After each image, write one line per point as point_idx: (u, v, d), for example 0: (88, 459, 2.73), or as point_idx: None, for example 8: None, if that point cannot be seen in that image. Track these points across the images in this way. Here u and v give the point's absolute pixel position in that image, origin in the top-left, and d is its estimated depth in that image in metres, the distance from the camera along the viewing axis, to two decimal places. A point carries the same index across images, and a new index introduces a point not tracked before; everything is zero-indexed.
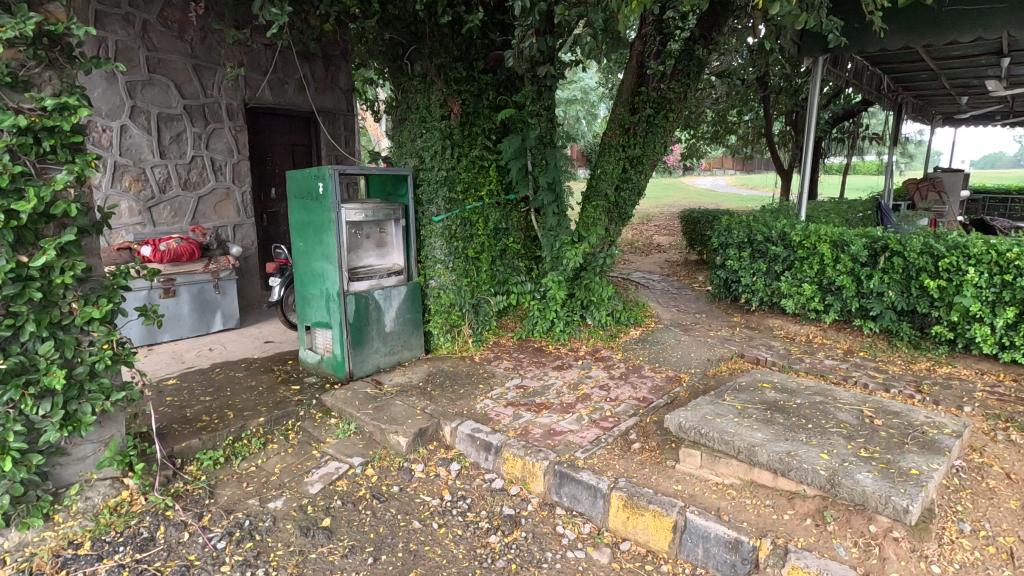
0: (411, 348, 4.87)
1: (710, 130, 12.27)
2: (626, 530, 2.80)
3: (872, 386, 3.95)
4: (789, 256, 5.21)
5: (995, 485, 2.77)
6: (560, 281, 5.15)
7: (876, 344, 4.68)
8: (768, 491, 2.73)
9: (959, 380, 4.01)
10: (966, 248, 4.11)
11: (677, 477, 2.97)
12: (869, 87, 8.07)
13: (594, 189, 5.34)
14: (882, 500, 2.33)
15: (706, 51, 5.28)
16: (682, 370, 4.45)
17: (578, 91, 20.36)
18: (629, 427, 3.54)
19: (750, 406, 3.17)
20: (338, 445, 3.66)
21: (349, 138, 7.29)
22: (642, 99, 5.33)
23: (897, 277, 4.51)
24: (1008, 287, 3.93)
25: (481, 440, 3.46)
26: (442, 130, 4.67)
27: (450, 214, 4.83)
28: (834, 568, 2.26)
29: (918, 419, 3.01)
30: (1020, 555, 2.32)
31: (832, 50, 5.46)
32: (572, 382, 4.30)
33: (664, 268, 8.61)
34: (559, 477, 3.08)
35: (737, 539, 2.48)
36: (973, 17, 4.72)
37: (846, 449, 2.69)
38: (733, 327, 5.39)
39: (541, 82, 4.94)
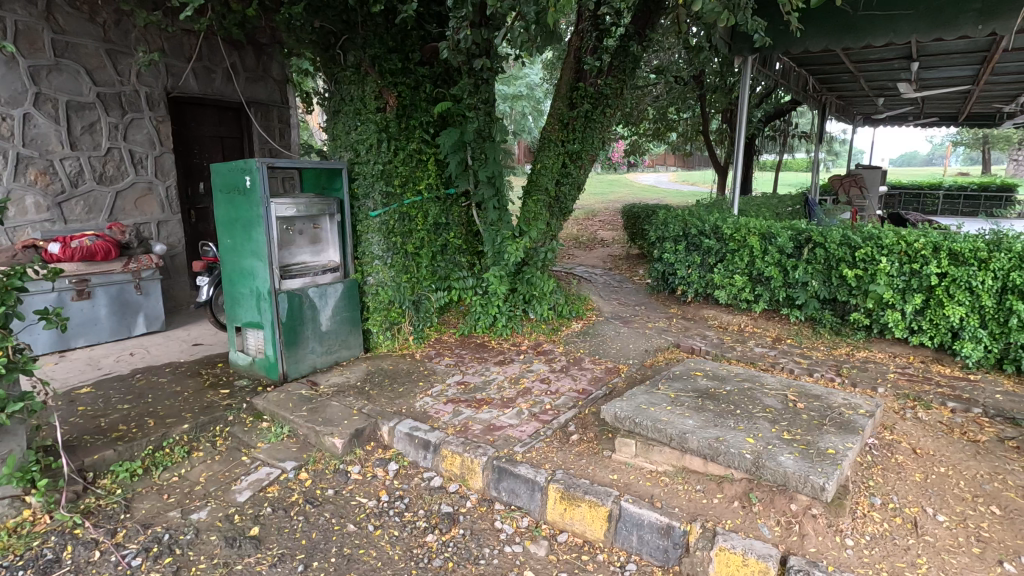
0: (350, 347, 4.74)
1: (651, 128, 12.56)
2: (563, 521, 2.82)
3: (798, 370, 4.16)
4: (721, 249, 5.40)
5: (903, 460, 2.95)
6: (501, 275, 5.13)
7: (802, 331, 4.92)
8: (699, 476, 2.81)
9: (874, 362, 4.28)
10: (879, 239, 4.39)
11: (612, 466, 3.02)
12: (796, 87, 8.46)
13: (535, 183, 5.35)
14: (801, 479, 2.43)
15: (641, 48, 5.36)
16: (621, 361, 4.53)
17: (523, 87, 20.26)
18: (568, 419, 3.57)
19: (683, 395, 3.26)
20: (269, 449, 3.51)
21: (284, 131, 7.02)
22: (580, 95, 5.39)
23: (819, 267, 4.76)
24: (916, 275, 4.23)
25: (419, 439, 3.40)
26: (377, 122, 4.55)
27: (387, 209, 4.72)
28: (757, 547, 2.35)
29: (836, 401, 3.18)
30: (923, 524, 2.48)
31: (760, 50, 5.68)
32: (513, 376, 4.30)
33: (606, 262, 8.76)
34: (498, 472, 3.07)
35: (669, 525, 2.53)
36: (884, 22, 4.98)
37: (771, 432, 2.80)
38: (670, 318, 5.55)
39: (478, 75, 4.85)
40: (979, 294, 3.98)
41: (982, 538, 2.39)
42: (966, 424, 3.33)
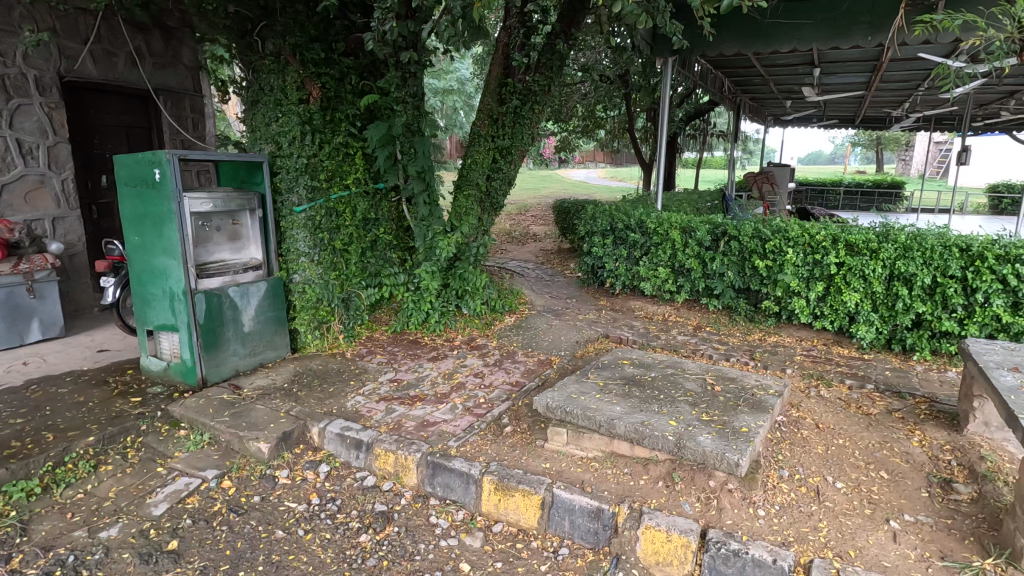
0: (275, 348, 4.55)
1: (580, 125, 12.86)
2: (498, 512, 2.86)
3: (716, 356, 4.43)
4: (645, 242, 5.63)
5: (807, 434, 3.21)
6: (433, 271, 5.09)
7: (720, 319, 5.23)
8: (626, 460, 2.94)
9: (783, 346, 4.63)
10: (786, 231, 4.75)
11: (545, 455, 3.10)
12: (713, 88, 8.93)
13: (466, 178, 5.37)
14: (718, 457, 2.60)
15: (567, 46, 5.47)
16: (553, 353, 4.64)
17: (454, 82, 19.81)
18: (502, 411, 3.62)
19: (611, 382, 3.39)
20: (188, 459, 3.31)
21: (198, 122, 6.59)
22: (508, 90, 5.44)
23: (733, 259, 5.07)
24: (818, 265, 4.61)
25: (350, 438, 3.33)
26: (300, 114, 4.36)
27: (313, 204, 4.55)
28: (680, 523, 2.49)
29: (749, 382, 3.41)
30: (824, 491, 2.71)
31: (678, 52, 5.94)
32: (446, 372, 4.30)
33: (538, 256, 8.89)
34: (432, 467, 3.06)
35: (599, 508, 2.63)
36: (788, 29, 5.33)
37: (691, 414, 2.97)
38: (599, 310, 5.72)
39: (405, 68, 4.78)
40: (871, 281, 4.39)
41: (873, 500, 2.65)
42: (861, 400, 3.67)
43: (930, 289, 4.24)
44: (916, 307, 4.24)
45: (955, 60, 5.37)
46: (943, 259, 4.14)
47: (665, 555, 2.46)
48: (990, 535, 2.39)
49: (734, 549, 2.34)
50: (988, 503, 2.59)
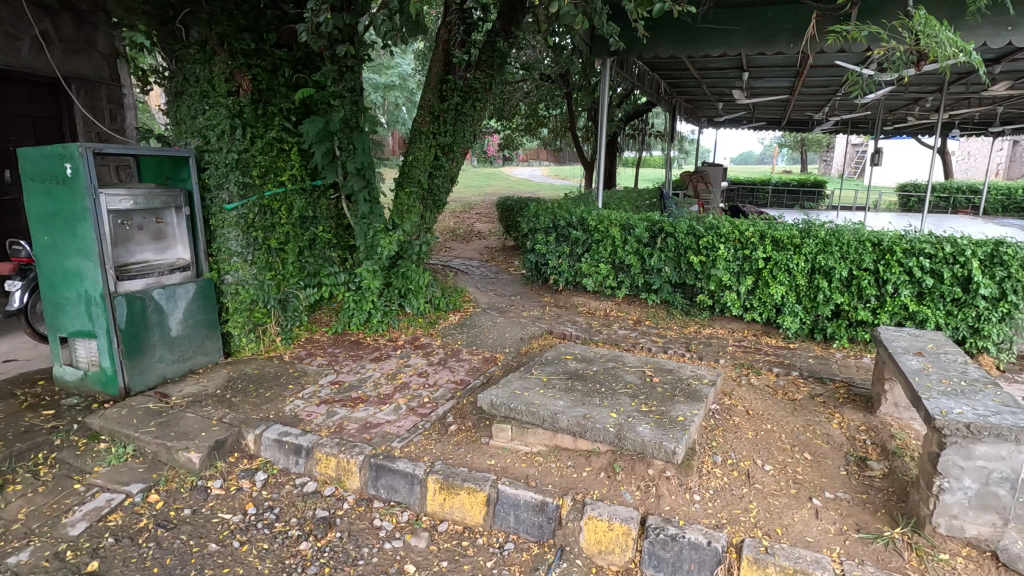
0: (206, 353, 4.33)
1: (523, 123, 12.94)
2: (443, 511, 2.85)
3: (654, 349, 4.58)
4: (586, 239, 5.74)
5: (739, 421, 3.38)
6: (374, 270, 4.98)
7: (658, 313, 5.40)
8: (569, 453, 2.99)
9: (717, 338, 4.85)
10: (718, 228, 4.97)
11: (489, 452, 3.11)
12: (649, 89, 9.21)
13: (407, 175, 5.30)
14: (656, 446, 2.69)
15: (507, 44, 5.48)
16: (497, 350, 4.65)
17: (395, 76, 19.53)
18: (446, 410, 3.60)
19: (554, 377, 3.44)
20: (110, 473, 3.10)
21: (116, 113, 6.21)
22: (449, 87, 5.40)
23: (670, 255, 5.25)
24: (747, 260, 4.86)
25: (289, 444, 3.22)
26: (229, 107, 4.17)
27: (245, 202, 4.36)
28: (621, 512, 2.56)
29: (685, 373, 3.56)
30: (754, 474, 2.86)
31: (615, 53, 6.08)
32: (390, 372, 4.23)
33: (483, 254, 8.89)
34: (376, 470, 3.01)
35: (543, 501, 2.67)
36: (718, 35, 5.54)
37: (630, 406, 3.06)
38: (543, 307, 5.79)
39: (341, 62, 4.64)
40: (794, 275, 4.67)
41: (797, 480, 2.82)
42: (787, 387, 3.90)
43: (847, 281, 4.56)
44: (835, 298, 4.55)
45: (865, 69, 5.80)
46: (857, 253, 4.46)
47: (607, 544, 2.53)
48: (899, 506, 2.59)
49: (672, 533, 2.43)
50: (897, 477, 2.81)
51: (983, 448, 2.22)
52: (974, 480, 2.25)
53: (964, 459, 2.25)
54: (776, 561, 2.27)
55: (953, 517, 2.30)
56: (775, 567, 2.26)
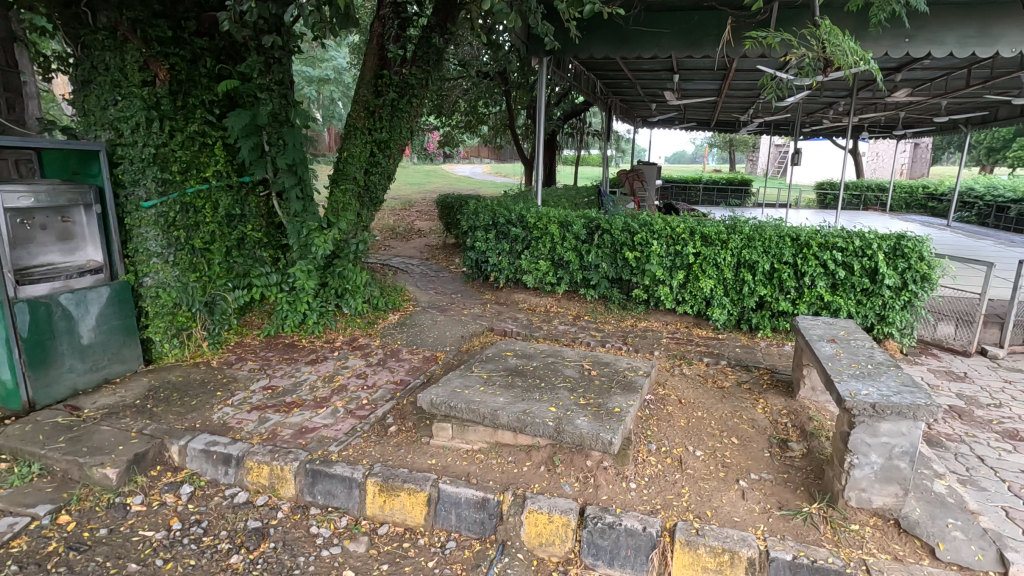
0: (123, 361, 4.05)
1: (463, 119, 12.87)
2: (383, 513, 2.80)
3: (593, 343, 4.68)
4: (526, 236, 5.79)
5: (672, 409, 3.51)
6: (309, 270, 4.79)
7: (597, 308, 5.53)
8: (510, 448, 3.02)
9: (652, 330, 5.02)
10: (652, 225, 5.14)
11: (430, 451, 3.09)
12: (585, 89, 9.41)
13: (343, 172, 5.16)
14: (594, 438, 2.75)
15: (443, 40, 5.46)
16: (438, 349, 4.62)
17: (330, 70, 18.52)
18: (386, 411, 3.54)
19: (494, 374, 3.46)
20: (12, 496, 2.84)
21: (13, 101, 5.62)
22: (385, 83, 5.29)
23: (606, 251, 5.38)
24: (678, 255, 5.06)
25: (217, 453, 3.07)
26: (144, 98, 3.90)
27: (165, 199, 4.11)
28: (560, 504, 2.61)
29: (621, 366, 3.66)
30: (685, 460, 2.98)
31: (551, 52, 6.15)
32: (327, 375, 4.10)
33: (423, 252, 8.78)
34: (312, 476, 2.92)
35: (484, 498, 2.68)
36: (649, 37, 5.71)
37: (569, 399, 3.12)
38: (484, 304, 5.79)
39: (268, 53, 4.44)
40: (722, 268, 4.90)
41: (726, 463, 2.97)
42: (716, 375, 4.09)
43: (769, 274, 4.84)
44: (759, 290, 4.81)
45: (780, 72, 6.10)
46: (778, 247, 4.74)
47: (547, 536, 2.57)
48: (816, 483, 2.78)
49: (609, 521, 2.50)
50: (815, 456, 3.01)
51: (888, 426, 2.42)
52: (879, 455, 2.45)
53: (870, 436, 2.45)
54: (706, 542, 2.38)
55: (862, 490, 2.49)
56: (706, 547, 2.37)
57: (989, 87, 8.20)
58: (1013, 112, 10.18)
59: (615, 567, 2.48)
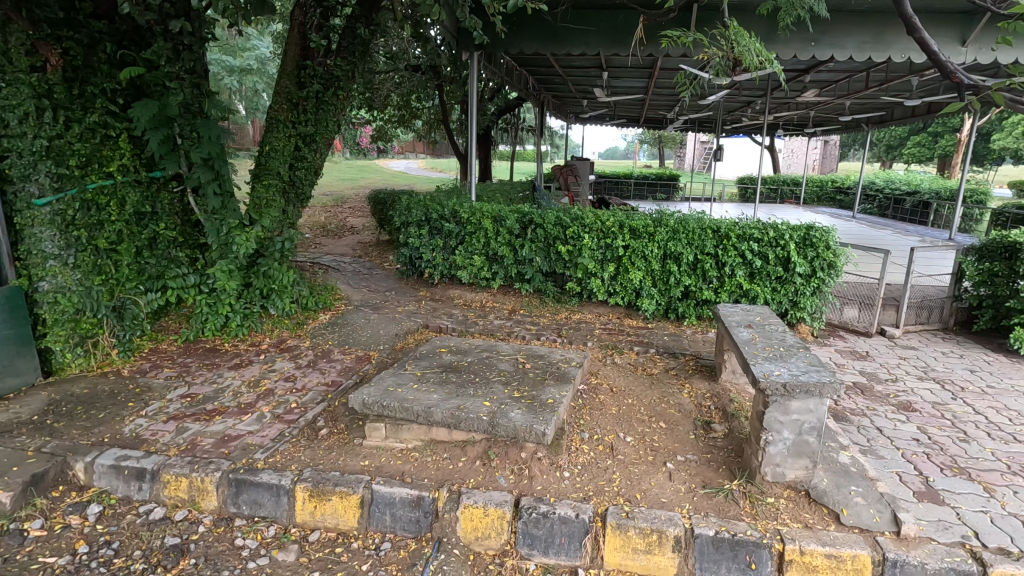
0: (18, 374, 3.69)
1: (396, 113, 12.62)
2: (313, 520, 2.71)
3: (528, 336, 4.73)
4: (460, 232, 5.76)
5: (604, 398, 3.61)
6: (230, 270, 4.54)
7: (532, 301, 5.58)
8: (445, 445, 2.99)
9: (585, 322, 5.13)
10: (583, 219, 5.26)
11: (363, 453, 3.01)
12: (518, 84, 9.46)
13: (265, 167, 4.93)
14: (528, 430, 2.78)
15: (369, 31, 5.31)
16: (371, 348, 4.51)
17: (253, 59, 17.58)
18: (317, 414, 3.42)
19: (429, 371, 3.42)
20: None
21: None
22: (308, 74, 5.10)
23: (540, 245, 5.45)
24: (609, 248, 5.20)
25: (129, 469, 2.86)
26: (33, 85, 3.56)
27: (61, 197, 3.76)
28: (495, 497, 2.63)
29: (555, 358, 3.72)
30: (616, 446, 3.07)
31: (482, 47, 6.11)
32: (251, 380, 3.91)
33: (356, 249, 8.55)
34: (236, 486, 2.79)
35: (419, 496, 2.66)
36: (577, 34, 5.79)
37: (503, 393, 3.14)
38: (419, 301, 5.71)
39: (177, 39, 4.15)
40: (650, 260, 5.09)
41: (654, 447, 3.08)
42: (646, 363, 4.24)
43: (693, 265, 5.07)
44: (684, 280, 5.03)
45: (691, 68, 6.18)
46: (700, 239, 4.98)
47: (483, 530, 2.58)
48: (736, 461, 2.94)
49: (543, 511, 2.54)
50: (735, 436, 3.19)
51: (797, 403, 2.59)
52: (791, 431, 2.62)
53: (782, 414, 2.61)
54: (636, 524, 2.47)
55: (777, 464, 2.66)
56: (635, 529, 2.46)
57: (885, 89, 8.91)
58: (906, 112, 11.15)
59: (550, 555, 2.52)
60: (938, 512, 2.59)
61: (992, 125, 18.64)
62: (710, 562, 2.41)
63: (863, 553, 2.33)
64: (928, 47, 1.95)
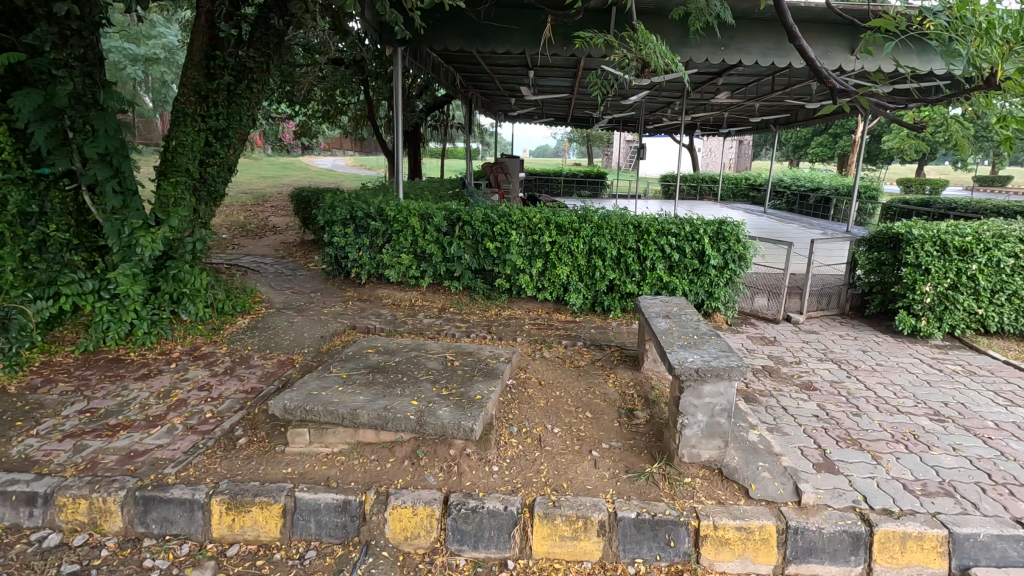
0: None
1: (320, 109, 12.22)
2: (232, 533, 2.59)
3: (458, 334, 4.73)
4: (387, 230, 5.65)
5: (532, 391, 3.67)
6: (134, 274, 4.22)
7: (461, 299, 5.57)
8: (372, 447, 2.93)
9: (515, 318, 5.19)
10: (510, 216, 5.34)
11: (285, 460, 2.90)
12: (444, 81, 9.37)
13: (172, 163, 4.62)
14: (455, 427, 2.77)
15: (283, 22, 5.10)
16: (295, 352, 4.35)
17: (159, 48, 16.33)
18: (234, 423, 3.25)
19: (354, 373, 3.34)
20: None
21: None
22: (217, 65, 4.83)
23: (468, 243, 5.45)
24: (536, 245, 5.29)
25: (17, 494, 2.61)
26: None
27: None
28: (423, 496, 2.62)
29: (484, 354, 3.74)
30: (543, 438, 3.13)
31: (405, 42, 6.01)
32: (161, 391, 3.66)
33: (279, 249, 8.21)
34: (144, 504, 2.61)
35: (345, 501, 2.60)
36: (500, 33, 5.83)
37: (431, 391, 3.12)
38: (345, 301, 5.57)
39: (65, 23, 3.80)
40: (576, 255, 5.23)
41: (580, 437, 3.17)
42: (574, 356, 4.35)
43: (617, 259, 5.25)
44: (608, 275, 5.19)
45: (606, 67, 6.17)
46: (622, 234, 5.17)
47: (412, 529, 2.56)
48: (657, 445, 3.08)
49: (472, 506, 2.56)
50: (655, 421, 3.34)
51: (709, 387, 2.74)
52: (704, 414, 2.78)
53: (696, 398, 2.77)
54: (562, 512, 2.54)
55: (692, 446, 2.81)
56: (561, 517, 2.53)
57: (789, 92, 9.59)
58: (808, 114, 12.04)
59: (480, 549, 2.54)
60: (834, 481, 2.84)
61: (882, 128, 20.46)
62: (633, 542, 2.52)
63: (769, 523, 2.51)
64: (805, 53, 2.42)
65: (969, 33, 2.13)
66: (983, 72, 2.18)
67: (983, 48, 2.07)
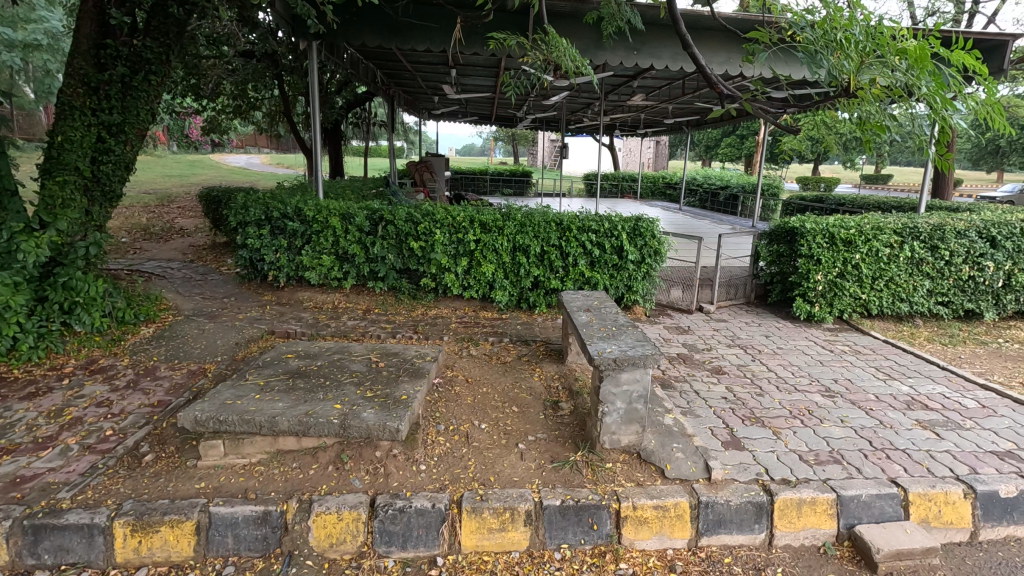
0: None
1: (230, 103, 11.55)
2: (139, 557, 2.42)
3: (383, 335, 4.66)
4: (306, 231, 5.45)
5: (459, 389, 3.69)
6: (15, 283, 3.83)
7: (387, 300, 5.49)
8: (293, 454, 2.84)
9: (441, 317, 5.18)
10: (433, 215, 5.31)
11: (198, 475, 2.74)
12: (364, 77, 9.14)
13: (59, 161, 4.28)
14: (380, 428, 2.73)
15: (184, 11, 4.76)
16: (207, 361, 4.12)
17: (40, 35, 14.66)
18: (139, 440, 3.03)
19: (272, 379, 3.21)
20: None
21: None
22: (109, 54, 4.46)
23: (391, 242, 5.38)
24: (461, 243, 5.30)
25: None
26: None
27: None
28: (349, 500, 2.57)
29: (409, 354, 3.71)
30: (471, 435, 3.16)
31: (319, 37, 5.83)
32: (52, 410, 3.34)
33: (187, 253, 7.68)
34: (34, 533, 2.39)
35: (264, 512, 2.51)
36: (418, 30, 5.78)
37: (355, 394, 3.06)
38: (262, 306, 5.33)
39: None
40: (500, 253, 5.30)
41: (507, 431, 3.23)
42: (500, 352, 4.41)
43: (540, 256, 5.36)
44: (532, 271, 5.30)
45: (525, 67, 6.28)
46: (545, 232, 5.30)
47: (338, 535, 2.51)
48: (580, 434, 3.19)
49: (399, 506, 2.55)
50: (579, 411, 3.46)
51: (626, 375, 2.88)
52: (622, 401, 2.91)
53: (615, 386, 2.89)
54: (489, 505, 2.58)
55: (612, 432, 2.95)
56: (489, 510, 2.57)
57: (698, 96, 10.16)
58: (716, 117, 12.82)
59: (409, 549, 2.53)
60: (740, 456, 3.07)
61: None
62: (559, 529, 2.60)
63: (682, 499, 2.67)
64: (697, 60, 2.65)
65: (830, 47, 2.38)
66: (844, 81, 2.45)
67: (844, 60, 2.33)
